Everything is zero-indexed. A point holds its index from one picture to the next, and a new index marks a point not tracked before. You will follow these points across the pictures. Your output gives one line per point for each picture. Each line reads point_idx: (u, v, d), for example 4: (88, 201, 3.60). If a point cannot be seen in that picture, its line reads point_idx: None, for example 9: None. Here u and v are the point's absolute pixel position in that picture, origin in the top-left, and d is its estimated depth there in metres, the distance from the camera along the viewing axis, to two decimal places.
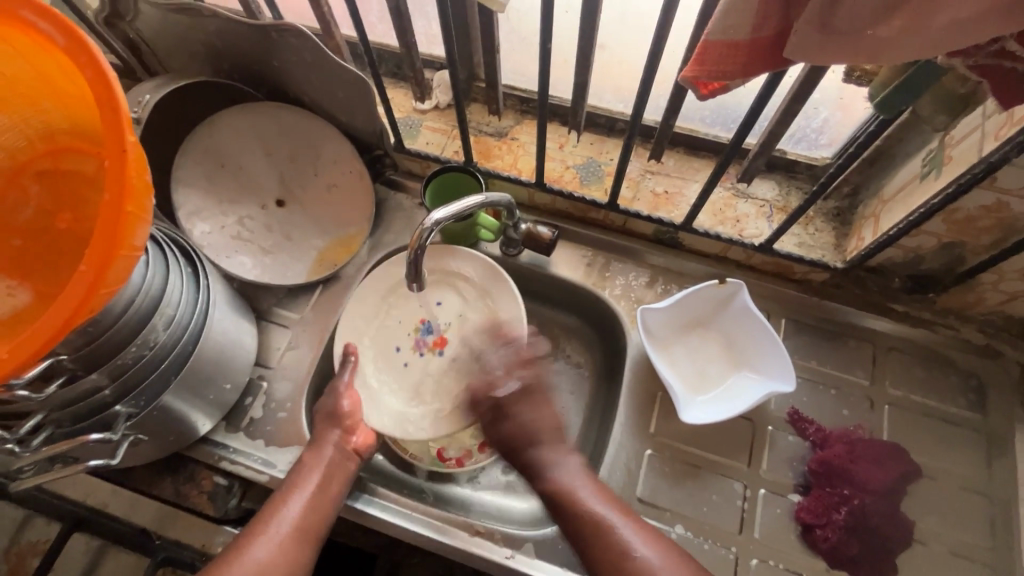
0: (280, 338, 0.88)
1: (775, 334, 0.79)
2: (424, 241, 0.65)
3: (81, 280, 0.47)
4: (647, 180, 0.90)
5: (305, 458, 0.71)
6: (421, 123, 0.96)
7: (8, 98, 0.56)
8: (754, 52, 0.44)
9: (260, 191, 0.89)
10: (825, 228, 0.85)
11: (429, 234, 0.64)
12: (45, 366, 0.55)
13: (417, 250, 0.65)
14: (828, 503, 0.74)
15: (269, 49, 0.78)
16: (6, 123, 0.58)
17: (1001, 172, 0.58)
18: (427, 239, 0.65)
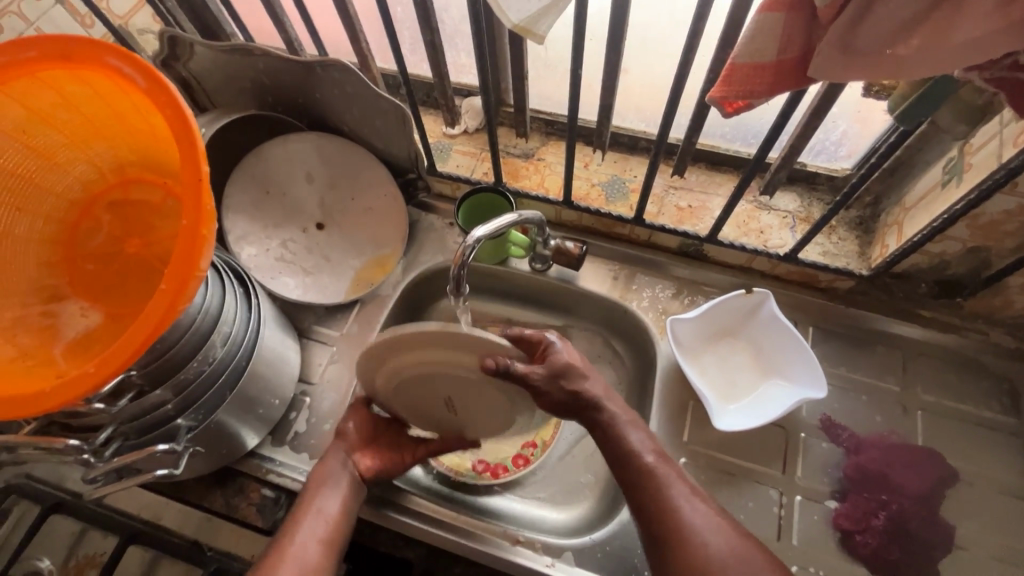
0: (321, 355, 0.91)
1: (805, 341, 0.81)
2: (466, 258, 0.68)
3: (161, 296, 0.51)
4: (670, 196, 0.93)
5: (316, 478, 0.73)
6: (451, 147, 1.01)
7: (87, 136, 0.62)
8: (779, 72, 0.47)
9: (301, 215, 0.94)
10: (848, 237, 0.87)
11: (470, 251, 0.68)
12: (119, 381, 0.59)
13: (460, 267, 0.69)
14: (867, 508, 0.74)
15: (313, 84, 0.83)
16: (84, 158, 0.64)
17: (1022, 177, 0.60)
18: (469, 257, 0.68)
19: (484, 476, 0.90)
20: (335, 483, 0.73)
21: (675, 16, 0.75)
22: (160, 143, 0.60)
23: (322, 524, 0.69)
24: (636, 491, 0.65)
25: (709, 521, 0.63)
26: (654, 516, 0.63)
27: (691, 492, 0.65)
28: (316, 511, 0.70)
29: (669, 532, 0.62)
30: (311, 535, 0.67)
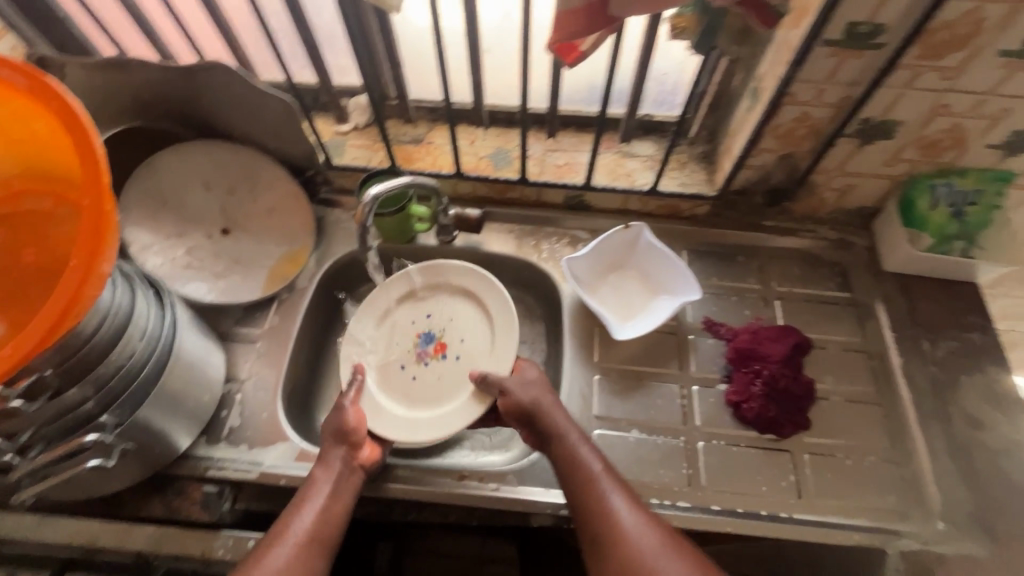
0: (245, 353, 0.93)
1: (675, 256, 0.95)
2: (367, 214, 0.76)
3: (75, 270, 0.54)
4: (549, 157, 1.05)
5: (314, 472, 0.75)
6: (345, 142, 1.07)
7: None
8: (590, 14, 0.60)
9: (204, 223, 0.96)
10: (697, 170, 1.03)
11: (370, 207, 0.76)
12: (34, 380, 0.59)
13: (363, 222, 0.78)
14: (746, 380, 0.88)
15: (198, 90, 0.87)
16: None
17: (793, 88, 0.77)
18: (369, 213, 0.77)
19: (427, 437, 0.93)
20: (325, 479, 0.74)
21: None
22: (44, 145, 0.62)
23: (304, 522, 0.70)
24: (567, 466, 0.74)
25: (603, 474, 0.73)
26: (573, 480, 0.73)
27: (594, 449, 0.76)
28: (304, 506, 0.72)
29: (585, 480, 0.73)
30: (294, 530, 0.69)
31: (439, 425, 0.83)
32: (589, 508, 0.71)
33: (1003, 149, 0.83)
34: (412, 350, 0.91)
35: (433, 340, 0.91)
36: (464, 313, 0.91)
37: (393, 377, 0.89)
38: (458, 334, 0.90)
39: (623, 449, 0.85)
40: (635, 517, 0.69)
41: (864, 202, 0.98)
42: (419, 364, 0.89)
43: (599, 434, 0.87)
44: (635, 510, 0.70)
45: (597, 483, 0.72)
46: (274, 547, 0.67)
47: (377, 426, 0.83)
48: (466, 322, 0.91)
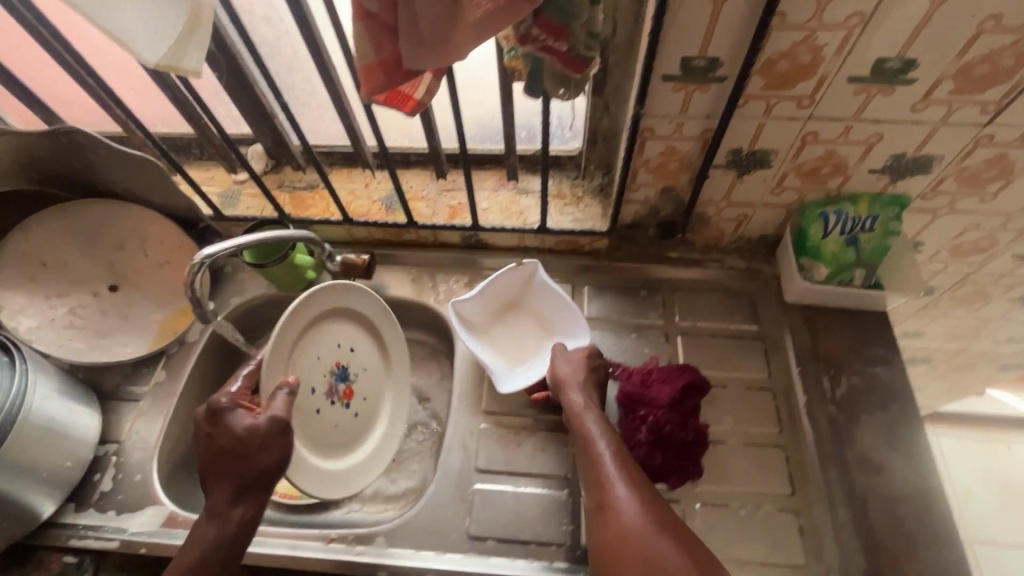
0: (128, 412, 0.91)
1: (567, 296, 0.92)
2: (195, 276, 0.71)
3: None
4: (442, 197, 1.03)
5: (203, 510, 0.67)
6: (240, 192, 1.06)
7: None
8: (386, 70, 0.58)
9: (91, 280, 0.96)
10: (593, 203, 1.00)
11: (198, 269, 0.70)
12: None
13: (192, 283, 0.71)
14: (632, 426, 0.83)
15: (68, 153, 0.88)
16: None
17: (650, 123, 0.75)
18: (199, 275, 0.71)
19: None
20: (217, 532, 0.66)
21: None
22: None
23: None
24: (575, 429, 0.76)
25: (606, 439, 0.72)
26: (581, 442, 0.74)
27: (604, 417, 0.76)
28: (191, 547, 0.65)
29: (587, 445, 0.73)
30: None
31: (326, 484, 0.81)
32: (591, 470, 0.70)
33: (887, 173, 0.79)
34: (326, 378, 0.83)
35: (346, 380, 0.86)
36: (373, 366, 0.90)
37: (305, 405, 0.80)
38: (364, 389, 0.89)
39: (502, 504, 0.81)
40: (630, 491, 0.66)
41: (764, 231, 0.94)
42: (325, 400, 0.83)
43: (479, 489, 0.82)
44: (632, 481, 0.67)
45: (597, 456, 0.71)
46: None
47: (305, 481, 0.76)
48: (373, 378, 0.91)
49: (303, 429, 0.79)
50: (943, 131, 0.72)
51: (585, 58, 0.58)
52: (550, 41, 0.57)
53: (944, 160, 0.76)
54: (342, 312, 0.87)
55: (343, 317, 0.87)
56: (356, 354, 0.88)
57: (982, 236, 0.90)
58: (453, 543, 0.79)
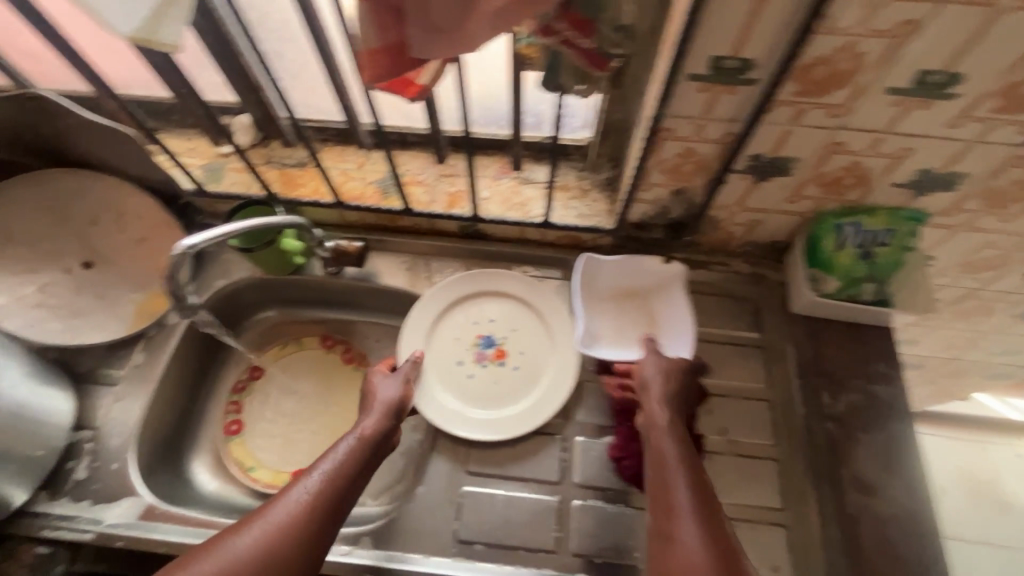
0: (103, 396, 0.87)
1: (689, 306, 0.89)
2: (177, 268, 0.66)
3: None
4: (441, 183, 0.98)
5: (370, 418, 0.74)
6: (225, 165, 0.99)
7: None
8: (390, 54, 0.52)
9: (62, 256, 0.90)
10: (599, 198, 0.96)
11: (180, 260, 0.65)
12: None
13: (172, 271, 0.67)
14: (628, 434, 0.82)
15: (33, 117, 0.80)
16: None
17: (670, 122, 0.70)
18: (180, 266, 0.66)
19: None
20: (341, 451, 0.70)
21: None
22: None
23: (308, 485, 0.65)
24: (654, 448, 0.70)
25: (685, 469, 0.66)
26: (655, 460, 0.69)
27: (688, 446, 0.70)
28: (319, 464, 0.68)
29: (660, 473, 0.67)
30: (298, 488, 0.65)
31: (486, 428, 0.84)
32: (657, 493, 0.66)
33: (909, 188, 0.75)
34: (472, 348, 0.90)
35: (493, 345, 0.91)
36: (528, 326, 0.92)
37: (448, 370, 0.88)
38: (520, 345, 0.91)
39: (490, 508, 0.80)
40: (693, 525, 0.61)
41: (774, 237, 0.91)
42: (476, 365, 0.89)
43: (467, 491, 0.81)
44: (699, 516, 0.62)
45: (667, 472, 0.67)
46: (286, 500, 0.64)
47: (434, 415, 0.83)
48: (531, 337, 0.91)
49: (442, 384, 0.87)
50: (977, 148, 0.68)
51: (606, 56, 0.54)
52: (574, 36, 0.52)
53: (972, 177, 0.72)
54: (477, 287, 0.94)
55: (482, 294, 0.94)
56: (498, 323, 0.92)
57: (995, 253, 0.87)
58: (438, 546, 0.77)
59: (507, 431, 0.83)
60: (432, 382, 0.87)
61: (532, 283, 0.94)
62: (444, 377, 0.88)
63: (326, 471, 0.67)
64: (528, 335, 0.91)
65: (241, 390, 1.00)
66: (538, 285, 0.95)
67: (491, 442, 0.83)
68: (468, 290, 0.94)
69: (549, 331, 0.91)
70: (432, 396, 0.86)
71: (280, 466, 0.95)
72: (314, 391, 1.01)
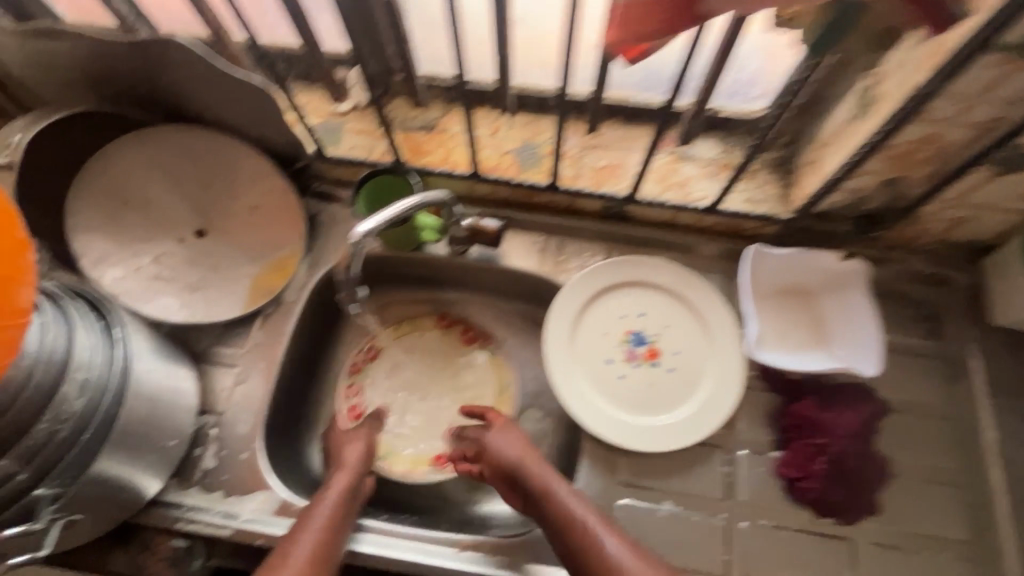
0: (224, 377, 0.81)
1: (876, 315, 0.78)
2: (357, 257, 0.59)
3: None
4: (587, 156, 0.86)
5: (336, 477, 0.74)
6: (342, 126, 0.89)
7: None
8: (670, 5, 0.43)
9: (175, 223, 0.82)
10: (769, 181, 0.84)
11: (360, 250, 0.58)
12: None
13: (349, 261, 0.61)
14: (807, 454, 0.74)
15: (153, 67, 0.70)
16: None
17: (930, 101, 0.58)
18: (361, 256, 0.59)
19: (447, 469, 0.86)
20: (340, 484, 0.73)
21: None
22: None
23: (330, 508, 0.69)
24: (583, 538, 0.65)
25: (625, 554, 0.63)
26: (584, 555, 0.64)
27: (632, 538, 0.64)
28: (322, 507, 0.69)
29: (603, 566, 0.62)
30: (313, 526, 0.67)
31: (642, 437, 0.76)
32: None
33: None
34: (621, 346, 0.82)
35: (646, 342, 0.82)
36: (682, 323, 0.83)
37: (598, 369, 0.80)
38: (674, 344, 0.82)
39: (651, 525, 0.73)
40: None
41: (977, 235, 0.79)
42: (628, 365, 0.81)
43: (625, 505, 0.74)
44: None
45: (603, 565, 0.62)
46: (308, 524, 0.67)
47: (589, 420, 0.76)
48: (687, 334, 0.82)
49: (592, 385, 0.79)
50: None
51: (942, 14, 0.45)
52: None
53: None
54: (625, 276, 0.84)
55: (631, 284, 0.85)
56: (650, 318, 0.83)
57: None
58: None
59: (670, 441, 0.75)
60: (580, 381, 0.79)
61: (687, 274, 0.84)
62: (594, 377, 0.80)
63: (326, 510, 0.69)
64: (684, 333, 0.82)
65: (358, 369, 0.91)
66: (692, 275, 0.85)
67: (648, 452, 0.75)
68: (615, 279, 0.84)
69: (709, 329, 0.82)
70: (584, 398, 0.78)
71: (417, 449, 0.88)
72: (436, 369, 0.93)
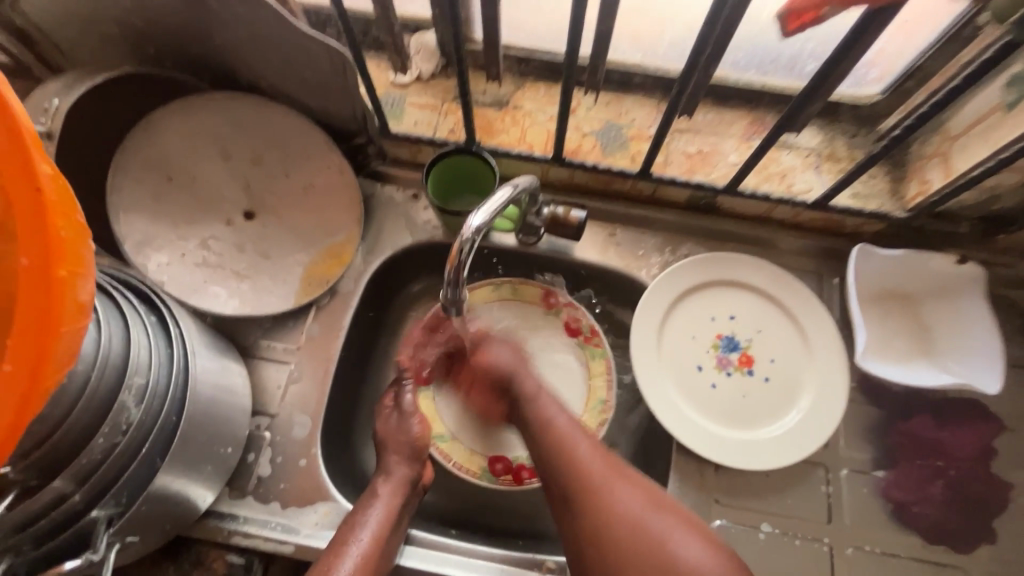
0: (275, 375, 0.73)
1: (996, 328, 0.70)
2: (464, 259, 0.52)
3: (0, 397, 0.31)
4: (677, 141, 0.78)
5: (376, 490, 0.65)
6: (404, 99, 0.80)
7: None
8: None
9: (222, 203, 0.74)
10: (878, 174, 0.76)
11: (470, 247, 0.51)
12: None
13: (455, 269, 0.53)
14: (921, 476, 0.68)
15: (205, 24, 0.61)
16: None
17: None
18: (467, 257, 0.52)
19: (504, 479, 0.76)
20: (387, 497, 0.64)
21: None
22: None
23: (371, 526, 0.61)
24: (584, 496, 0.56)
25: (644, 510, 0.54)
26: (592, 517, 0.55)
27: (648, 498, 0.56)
28: (362, 528, 0.60)
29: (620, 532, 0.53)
30: (351, 553, 0.58)
31: (739, 453, 0.69)
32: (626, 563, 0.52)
33: None
34: (711, 351, 0.75)
35: (738, 349, 0.76)
36: (776, 328, 0.76)
37: (687, 377, 0.74)
38: (768, 351, 0.75)
39: (748, 548, 0.67)
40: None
41: None
42: (719, 372, 0.74)
43: (720, 526, 0.68)
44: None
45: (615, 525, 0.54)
46: (347, 546, 0.59)
47: (682, 432, 0.69)
48: (782, 341, 0.76)
49: (681, 393, 0.73)
50: None
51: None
52: None
53: None
54: (716, 275, 0.77)
55: (721, 284, 0.78)
56: (742, 322, 0.77)
57: None
58: None
59: (770, 457, 0.69)
60: (669, 389, 0.72)
61: (783, 275, 0.77)
62: (683, 384, 0.73)
63: (367, 528, 0.61)
64: (779, 339, 0.76)
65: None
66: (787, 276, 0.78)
67: (744, 470, 0.69)
68: (706, 278, 0.77)
69: (806, 336, 0.75)
70: (675, 408, 0.71)
71: (475, 445, 0.78)
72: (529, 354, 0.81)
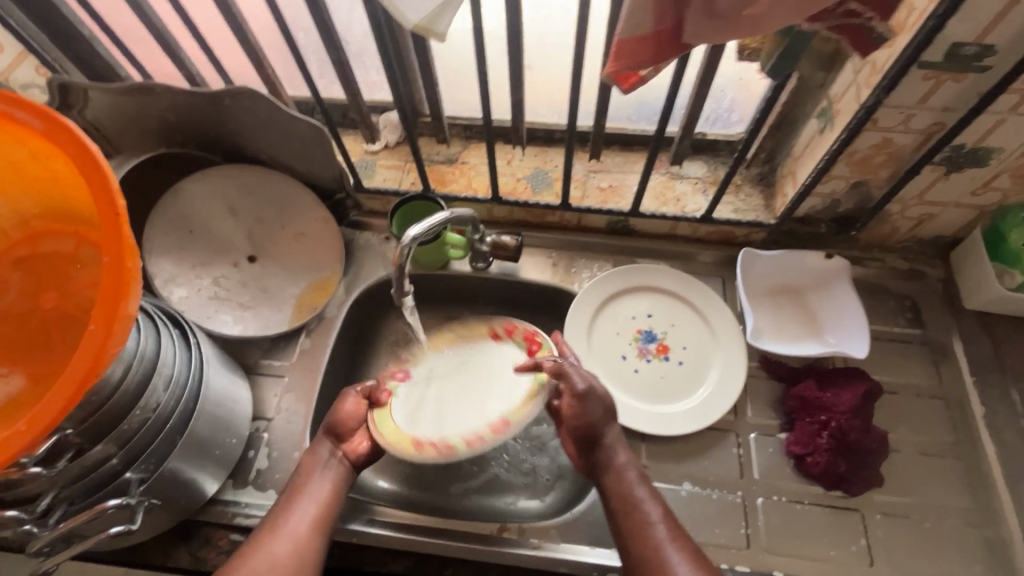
0: (272, 387, 0.88)
1: (860, 303, 0.87)
2: (404, 260, 0.69)
3: (81, 356, 0.48)
4: (592, 179, 0.98)
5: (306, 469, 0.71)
6: (375, 162, 1.01)
7: (6, 187, 0.59)
8: (659, 42, 0.53)
9: (231, 250, 0.93)
10: (753, 193, 0.95)
11: (407, 251, 0.68)
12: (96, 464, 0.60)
13: (398, 269, 0.70)
14: (811, 431, 0.80)
15: (221, 115, 0.83)
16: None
17: (879, 113, 0.69)
18: (406, 257, 0.69)
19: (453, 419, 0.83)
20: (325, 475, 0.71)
21: (567, 13, 0.80)
22: (55, 178, 0.57)
23: (301, 516, 0.66)
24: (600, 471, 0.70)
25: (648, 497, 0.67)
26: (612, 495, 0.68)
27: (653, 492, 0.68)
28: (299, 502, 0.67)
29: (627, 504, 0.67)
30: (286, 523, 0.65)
31: (659, 422, 0.83)
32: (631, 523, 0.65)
33: None
34: (633, 343, 0.91)
35: (656, 339, 0.91)
36: (686, 321, 0.92)
37: (614, 366, 0.89)
38: (681, 340, 0.91)
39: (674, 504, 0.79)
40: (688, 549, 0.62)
41: (941, 231, 0.89)
42: (641, 359, 0.90)
43: None
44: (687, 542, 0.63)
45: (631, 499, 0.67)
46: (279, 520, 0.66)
47: None
48: (692, 331, 0.91)
49: (609, 379, 0.87)
50: None
51: (882, 43, 0.54)
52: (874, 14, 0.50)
53: None
54: (635, 280, 0.94)
55: (639, 288, 0.94)
56: (658, 318, 0.93)
57: None
58: None
59: (683, 426, 0.82)
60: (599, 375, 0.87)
61: (688, 277, 0.93)
62: (610, 371, 0.88)
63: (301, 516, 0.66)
64: (690, 330, 0.91)
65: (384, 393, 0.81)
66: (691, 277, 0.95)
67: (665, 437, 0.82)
68: (625, 284, 0.94)
69: (712, 326, 0.91)
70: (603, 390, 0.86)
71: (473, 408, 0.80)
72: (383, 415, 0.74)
